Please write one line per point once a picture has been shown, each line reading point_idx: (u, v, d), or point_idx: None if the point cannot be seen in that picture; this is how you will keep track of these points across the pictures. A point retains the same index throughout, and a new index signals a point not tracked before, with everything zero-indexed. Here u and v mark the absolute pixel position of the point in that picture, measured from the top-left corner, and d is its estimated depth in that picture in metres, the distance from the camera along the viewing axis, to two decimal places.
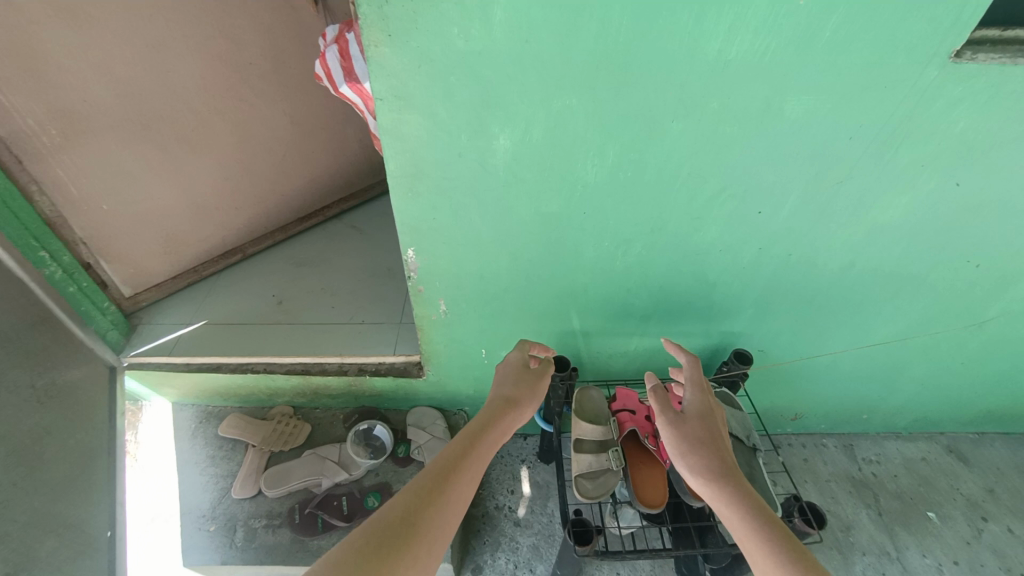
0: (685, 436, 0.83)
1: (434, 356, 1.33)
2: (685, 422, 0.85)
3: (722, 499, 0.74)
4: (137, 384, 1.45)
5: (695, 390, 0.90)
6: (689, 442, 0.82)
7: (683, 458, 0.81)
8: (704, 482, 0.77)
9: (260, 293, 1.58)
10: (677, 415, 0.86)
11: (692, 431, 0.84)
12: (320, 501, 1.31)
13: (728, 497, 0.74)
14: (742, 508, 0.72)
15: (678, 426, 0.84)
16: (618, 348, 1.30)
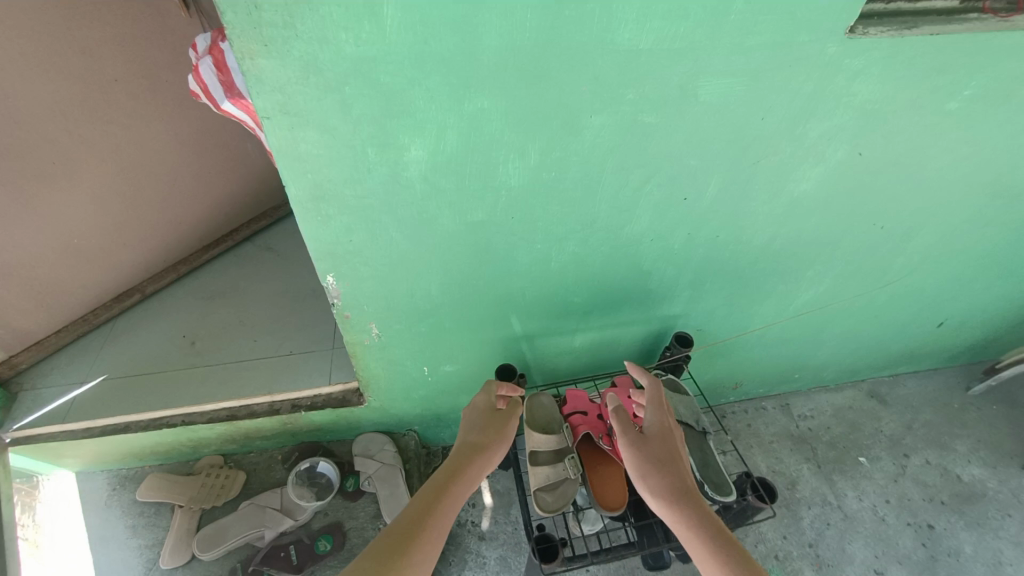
0: (646, 455, 0.86)
1: (373, 381, 1.24)
2: (647, 442, 0.88)
3: (684, 520, 0.77)
4: (29, 460, 1.25)
5: (655, 410, 0.93)
6: (651, 461, 0.85)
7: (646, 478, 0.84)
8: (668, 502, 0.80)
9: (169, 335, 1.42)
10: (639, 435, 0.89)
11: (653, 451, 0.87)
12: (264, 556, 1.20)
13: (690, 521, 0.77)
14: (703, 530, 0.75)
15: (641, 446, 0.87)
16: (563, 347, 1.28)
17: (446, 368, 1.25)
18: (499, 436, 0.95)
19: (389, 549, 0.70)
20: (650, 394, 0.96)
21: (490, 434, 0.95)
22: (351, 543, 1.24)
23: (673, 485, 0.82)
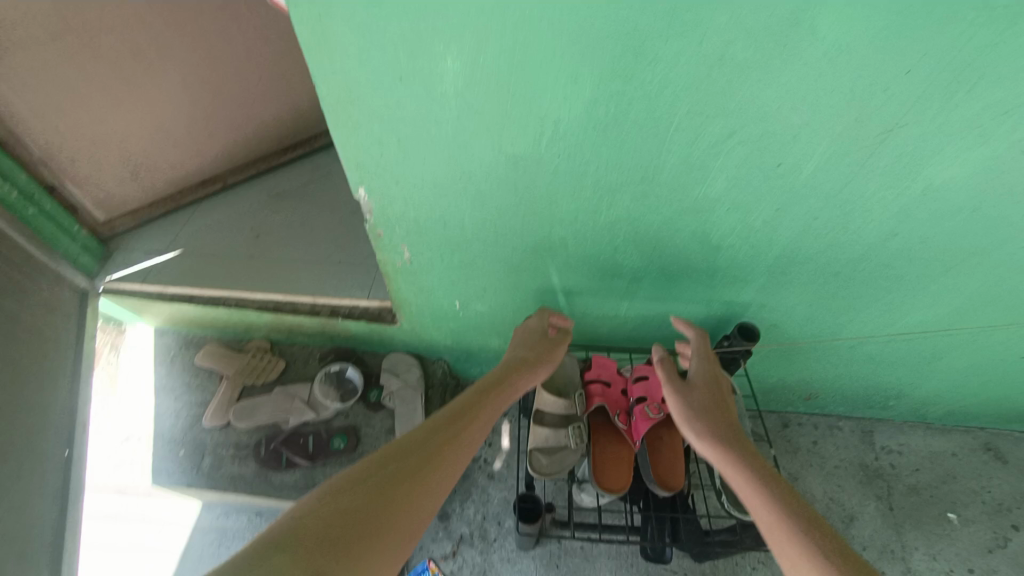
0: (692, 402, 0.83)
1: (405, 305, 1.23)
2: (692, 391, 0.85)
3: (729, 460, 0.73)
4: (116, 309, 1.42)
5: (702, 360, 0.90)
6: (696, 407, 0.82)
7: (690, 423, 0.80)
8: (713, 445, 0.76)
9: (239, 225, 1.51)
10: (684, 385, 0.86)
11: (697, 399, 0.84)
12: (285, 438, 1.28)
13: (735, 460, 0.72)
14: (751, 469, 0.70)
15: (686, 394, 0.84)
16: (606, 311, 1.15)
17: (478, 306, 1.20)
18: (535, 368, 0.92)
19: (410, 459, 0.67)
20: (697, 346, 0.92)
21: (526, 364, 0.91)
22: (363, 447, 1.29)
23: (717, 431, 0.78)
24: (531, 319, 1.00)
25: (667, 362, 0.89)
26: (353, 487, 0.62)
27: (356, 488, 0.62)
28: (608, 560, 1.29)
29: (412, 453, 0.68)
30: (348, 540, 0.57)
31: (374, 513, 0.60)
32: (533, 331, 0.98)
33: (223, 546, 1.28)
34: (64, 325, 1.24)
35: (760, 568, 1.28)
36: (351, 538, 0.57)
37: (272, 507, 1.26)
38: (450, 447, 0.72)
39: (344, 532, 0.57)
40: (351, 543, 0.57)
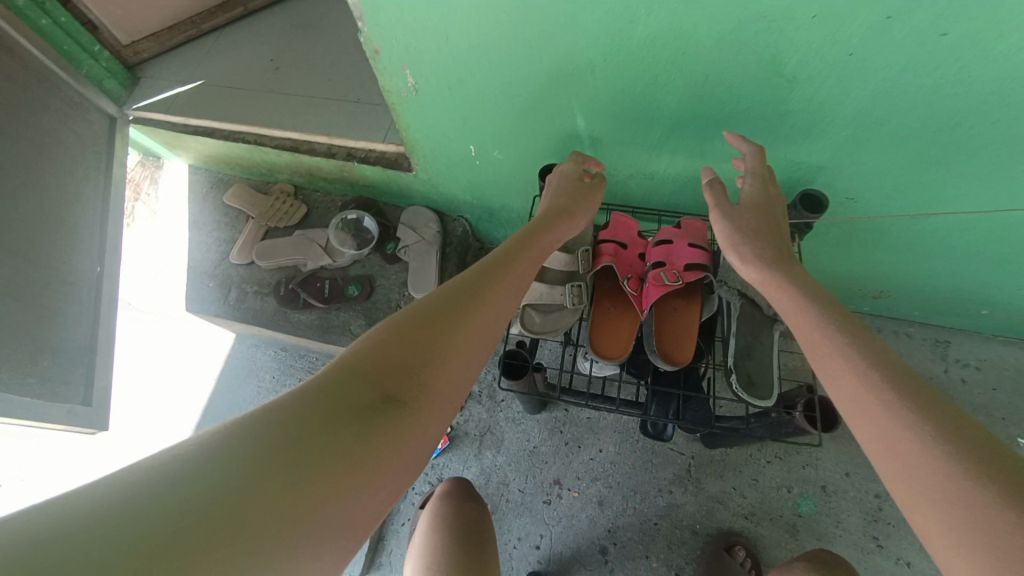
0: (738, 223, 0.74)
1: (417, 149, 1.10)
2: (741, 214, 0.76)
3: (773, 278, 0.67)
4: (151, 142, 1.43)
5: (756, 179, 0.76)
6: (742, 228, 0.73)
7: (732, 245, 0.72)
8: (754, 264, 0.69)
9: (260, 55, 1.38)
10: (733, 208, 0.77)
11: (751, 220, 0.74)
12: (301, 280, 1.30)
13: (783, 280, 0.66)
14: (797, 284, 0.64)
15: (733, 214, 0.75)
16: (640, 168, 0.97)
17: (495, 155, 1.05)
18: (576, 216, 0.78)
19: (450, 297, 0.53)
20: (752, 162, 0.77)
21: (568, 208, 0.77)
22: (376, 296, 1.29)
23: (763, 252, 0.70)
24: (564, 167, 0.85)
25: (718, 187, 0.79)
26: (385, 331, 0.48)
27: (390, 331, 0.48)
28: (613, 433, 1.28)
29: (452, 292, 0.53)
30: (388, 390, 0.43)
31: (418, 355, 0.47)
32: (568, 177, 0.83)
33: (255, 375, 1.40)
34: (93, 153, 1.22)
35: (774, 464, 1.21)
36: (393, 384, 0.44)
37: (292, 339, 1.33)
38: (497, 285, 0.58)
39: (380, 379, 0.44)
40: (393, 389, 0.43)
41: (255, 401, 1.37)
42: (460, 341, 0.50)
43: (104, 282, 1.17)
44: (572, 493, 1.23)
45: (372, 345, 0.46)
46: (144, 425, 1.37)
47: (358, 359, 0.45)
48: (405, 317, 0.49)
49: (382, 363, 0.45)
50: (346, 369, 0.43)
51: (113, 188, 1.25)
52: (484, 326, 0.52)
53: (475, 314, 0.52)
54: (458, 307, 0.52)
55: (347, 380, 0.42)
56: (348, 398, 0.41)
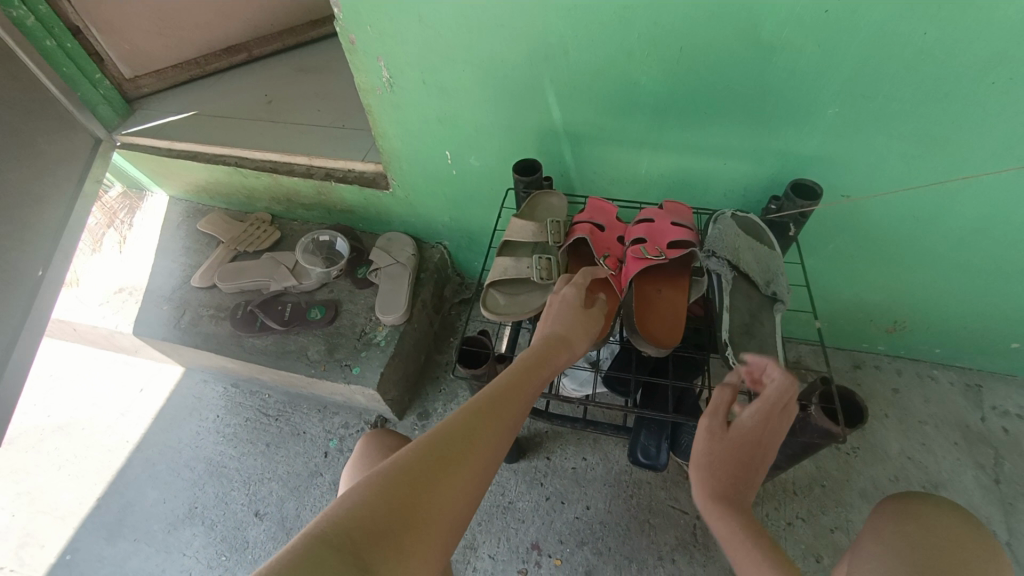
0: (713, 457, 0.56)
1: (394, 160, 1.07)
2: (723, 440, 0.56)
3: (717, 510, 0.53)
4: (134, 170, 1.42)
5: (762, 412, 0.56)
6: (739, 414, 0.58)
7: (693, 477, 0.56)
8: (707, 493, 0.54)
9: (256, 92, 1.43)
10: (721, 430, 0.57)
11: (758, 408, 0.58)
12: (263, 302, 1.20)
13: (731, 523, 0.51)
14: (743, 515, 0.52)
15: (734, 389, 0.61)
16: (621, 171, 0.91)
17: (472, 164, 1.01)
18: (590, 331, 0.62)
19: (445, 437, 0.45)
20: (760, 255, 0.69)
21: (572, 335, 0.60)
22: (340, 321, 1.18)
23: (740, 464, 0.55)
24: (564, 290, 0.65)
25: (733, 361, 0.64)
26: (366, 483, 0.40)
27: (371, 485, 0.40)
28: (603, 488, 1.08)
29: (445, 432, 0.45)
30: (362, 561, 0.36)
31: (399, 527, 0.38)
32: (571, 303, 0.63)
33: (199, 413, 1.24)
34: (68, 166, 1.18)
35: (797, 526, 1.00)
36: (371, 555, 0.36)
37: (244, 369, 1.19)
38: (499, 418, 0.49)
39: (354, 545, 0.36)
40: (367, 561, 0.36)
41: (193, 442, 1.19)
42: (451, 493, 0.42)
43: (45, 288, 1.09)
44: (554, 561, 1.00)
45: (348, 503, 0.38)
46: (59, 469, 1.18)
47: (330, 520, 0.37)
48: (388, 466, 0.42)
49: (359, 526, 0.37)
50: (315, 534, 0.36)
51: (79, 201, 1.18)
52: (480, 470, 0.45)
53: (470, 458, 0.44)
54: (449, 450, 0.44)
55: (315, 549, 0.34)
56: (317, 570, 0.33)
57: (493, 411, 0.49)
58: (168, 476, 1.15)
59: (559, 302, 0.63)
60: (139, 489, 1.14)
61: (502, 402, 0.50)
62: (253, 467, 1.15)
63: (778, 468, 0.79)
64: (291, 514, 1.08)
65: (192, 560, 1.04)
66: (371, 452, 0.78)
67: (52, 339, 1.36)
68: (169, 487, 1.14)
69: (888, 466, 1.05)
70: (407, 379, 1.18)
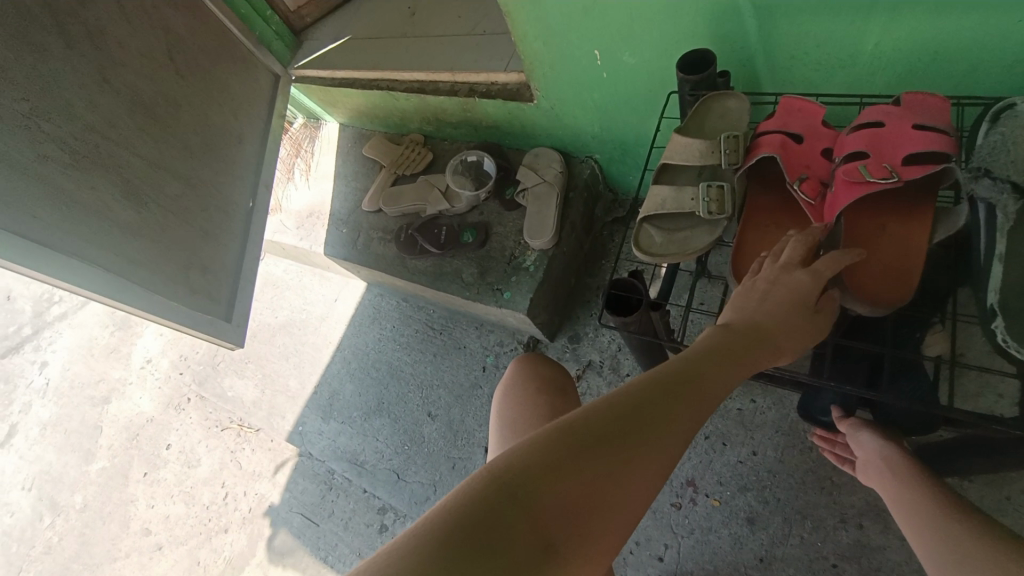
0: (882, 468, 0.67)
1: (538, 67, 0.96)
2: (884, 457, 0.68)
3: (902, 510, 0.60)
4: (309, 102, 1.54)
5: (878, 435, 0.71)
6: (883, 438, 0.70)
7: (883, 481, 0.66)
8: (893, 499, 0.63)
9: (399, 5, 1.39)
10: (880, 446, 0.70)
11: (894, 437, 0.71)
12: (421, 226, 1.26)
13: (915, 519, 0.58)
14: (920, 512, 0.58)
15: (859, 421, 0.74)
16: (834, 49, 0.67)
17: (627, 62, 0.85)
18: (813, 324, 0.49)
19: (633, 409, 0.40)
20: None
21: (787, 321, 0.48)
22: (490, 244, 1.19)
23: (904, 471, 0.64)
24: (794, 277, 0.49)
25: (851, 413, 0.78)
26: (548, 438, 0.38)
27: (553, 443, 0.38)
28: (773, 435, 0.96)
29: (632, 399, 0.41)
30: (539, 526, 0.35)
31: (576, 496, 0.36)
32: (800, 298, 0.48)
33: (378, 323, 1.41)
34: (256, 106, 1.32)
35: None
36: (546, 521, 0.35)
37: (410, 286, 1.30)
38: (692, 399, 0.42)
39: (533, 510, 0.35)
40: (544, 532, 0.35)
41: (377, 347, 1.38)
42: (636, 477, 0.38)
43: (255, 216, 1.28)
44: (711, 501, 0.96)
45: (529, 456, 0.37)
46: (286, 360, 1.47)
47: (511, 471, 0.36)
48: (572, 425, 0.39)
49: (539, 488, 0.36)
50: (495, 482, 0.35)
51: (269, 137, 1.33)
52: (669, 457, 0.40)
53: (658, 438, 0.40)
54: (636, 425, 0.39)
55: (495, 503, 0.34)
56: (495, 527, 0.33)
57: (686, 390, 0.42)
58: (361, 375, 1.36)
59: (780, 291, 0.49)
60: (340, 382, 1.37)
61: (699, 380, 0.43)
62: (424, 373, 1.29)
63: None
64: (457, 418, 1.20)
65: (383, 445, 1.25)
66: (521, 377, 0.77)
67: (269, 255, 1.65)
68: (362, 382, 1.35)
69: None
70: (556, 302, 1.16)
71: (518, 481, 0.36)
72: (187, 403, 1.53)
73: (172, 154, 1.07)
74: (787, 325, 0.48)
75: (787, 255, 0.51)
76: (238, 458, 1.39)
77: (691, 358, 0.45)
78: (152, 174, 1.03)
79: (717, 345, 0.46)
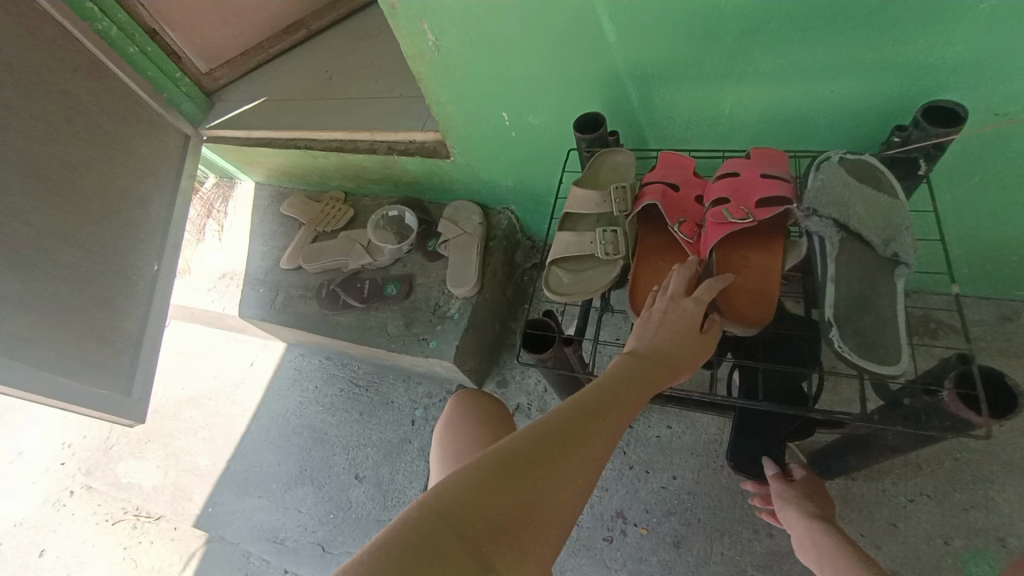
0: (810, 539, 0.69)
1: (451, 127, 1.03)
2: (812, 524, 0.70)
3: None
4: (222, 162, 1.52)
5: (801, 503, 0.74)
6: (806, 513, 0.72)
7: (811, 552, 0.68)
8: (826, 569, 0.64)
9: (316, 69, 1.43)
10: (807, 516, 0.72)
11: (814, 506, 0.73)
12: (344, 281, 1.26)
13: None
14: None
15: (784, 496, 0.75)
16: (701, 111, 0.79)
17: (532, 122, 0.94)
18: (703, 347, 0.54)
19: (559, 430, 0.44)
20: (875, 210, 0.56)
21: (687, 343, 0.53)
22: (415, 295, 1.20)
23: (829, 546, 0.65)
24: (682, 305, 0.55)
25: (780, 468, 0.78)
26: (480, 463, 0.41)
27: (485, 468, 0.40)
28: (690, 458, 1.03)
29: (554, 422, 0.44)
30: (474, 548, 0.37)
31: (506, 516, 0.39)
32: (688, 323, 0.54)
33: (300, 385, 1.34)
34: (165, 167, 1.28)
35: (921, 503, 0.88)
36: (480, 542, 0.37)
37: (333, 343, 1.26)
38: (609, 416, 0.46)
39: (468, 535, 0.37)
40: (480, 555, 0.37)
41: (298, 410, 1.30)
42: (564, 492, 0.41)
43: (161, 279, 1.21)
44: (640, 530, 0.99)
45: (462, 481, 0.39)
46: (196, 435, 1.35)
47: (445, 498, 0.38)
48: (503, 450, 0.42)
49: (473, 513, 0.38)
50: (429, 511, 0.37)
51: (178, 199, 1.29)
52: (593, 472, 0.43)
53: (579, 455, 0.43)
54: (560, 445, 0.43)
55: (430, 531, 0.36)
56: (434, 555, 0.35)
57: (603, 409, 0.46)
58: (281, 443, 1.27)
59: (674, 318, 0.54)
60: (258, 453, 1.28)
61: (616, 400, 0.48)
62: (351, 434, 1.23)
63: (899, 451, 0.67)
64: (387, 478, 1.15)
65: (307, 517, 1.16)
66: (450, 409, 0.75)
67: (177, 321, 1.54)
68: (282, 450, 1.26)
69: None
70: (482, 348, 1.19)
71: (451, 507, 0.38)
72: (72, 497, 1.34)
73: (64, 218, 1.01)
74: (687, 345, 0.53)
75: (674, 286, 0.57)
76: (135, 555, 1.23)
77: (607, 380, 0.49)
78: (39, 240, 0.96)
79: (631, 367, 0.51)
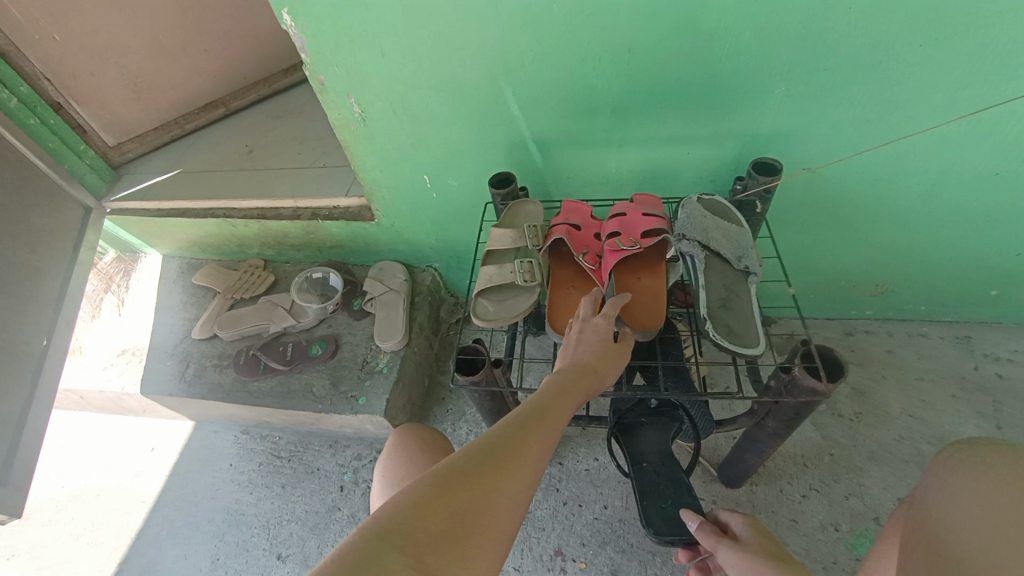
0: None
1: (375, 190, 1.11)
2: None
3: None
4: (127, 235, 1.46)
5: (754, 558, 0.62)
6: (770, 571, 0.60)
7: None
8: None
9: (235, 144, 1.47)
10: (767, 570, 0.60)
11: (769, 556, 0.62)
12: (265, 345, 1.23)
13: None
14: None
15: (749, 569, 0.61)
16: (593, 170, 0.95)
17: (451, 184, 1.05)
18: (613, 364, 0.63)
19: (491, 447, 0.48)
20: (727, 234, 0.72)
21: (602, 361, 0.62)
22: (342, 354, 1.20)
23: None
24: (594, 322, 0.65)
25: (710, 527, 0.68)
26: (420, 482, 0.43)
27: (423, 486, 0.43)
28: (617, 486, 1.09)
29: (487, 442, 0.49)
30: (418, 560, 0.39)
31: (447, 529, 0.41)
32: (602, 336, 0.64)
33: (212, 464, 1.24)
34: (62, 238, 1.21)
35: (812, 498, 1.01)
36: (423, 554, 0.39)
37: (251, 413, 1.20)
38: (535, 433, 0.52)
39: (410, 546, 0.39)
40: (422, 563, 0.39)
41: (209, 493, 1.19)
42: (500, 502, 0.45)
43: (51, 355, 1.12)
44: (579, 565, 1.01)
45: (403, 500, 0.42)
46: (78, 538, 1.17)
47: (386, 518, 0.40)
48: (441, 469, 0.45)
49: (415, 524, 0.40)
50: (372, 530, 0.39)
51: (75, 271, 1.21)
52: (525, 482, 0.47)
53: (511, 467, 0.47)
54: (492, 461, 0.47)
55: (373, 546, 0.38)
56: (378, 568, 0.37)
57: (530, 428, 0.52)
58: (187, 531, 1.14)
59: (589, 334, 0.64)
60: (159, 545, 1.13)
61: (540, 417, 0.53)
62: (272, 509, 1.14)
63: (780, 439, 0.78)
64: (313, 551, 1.07)
65: None
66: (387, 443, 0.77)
67: (60, 409, 1.38)
68: (188, 540, 1.13)
69: (894, 427, 1.08)
70: (412, 402, 1.20)
71: (392, 525, 0.40)
72: None
73: None
74: (598, 365, 0.61)
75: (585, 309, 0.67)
76: None
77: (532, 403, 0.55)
78: None
79: (550, 390, 0.57)
